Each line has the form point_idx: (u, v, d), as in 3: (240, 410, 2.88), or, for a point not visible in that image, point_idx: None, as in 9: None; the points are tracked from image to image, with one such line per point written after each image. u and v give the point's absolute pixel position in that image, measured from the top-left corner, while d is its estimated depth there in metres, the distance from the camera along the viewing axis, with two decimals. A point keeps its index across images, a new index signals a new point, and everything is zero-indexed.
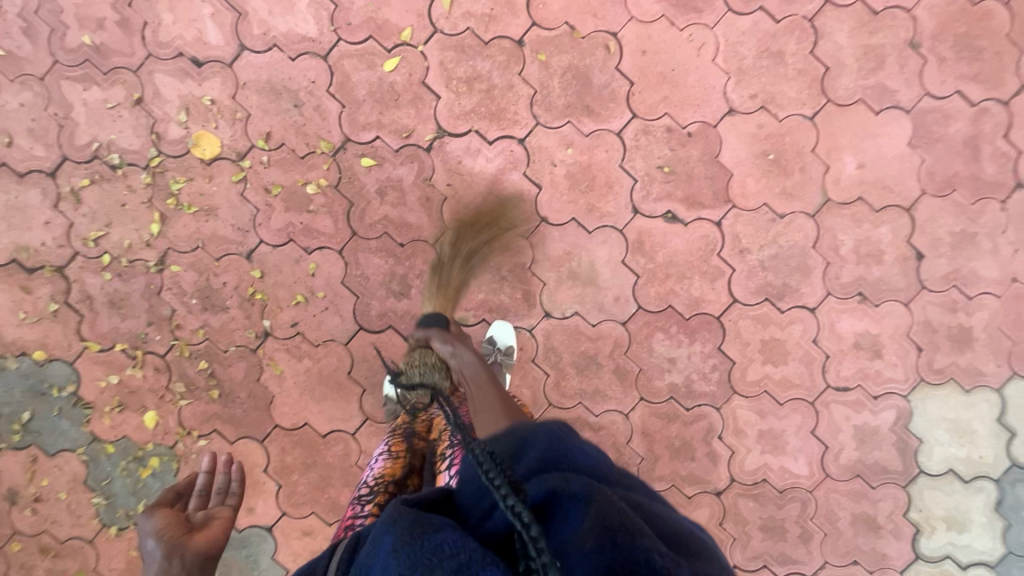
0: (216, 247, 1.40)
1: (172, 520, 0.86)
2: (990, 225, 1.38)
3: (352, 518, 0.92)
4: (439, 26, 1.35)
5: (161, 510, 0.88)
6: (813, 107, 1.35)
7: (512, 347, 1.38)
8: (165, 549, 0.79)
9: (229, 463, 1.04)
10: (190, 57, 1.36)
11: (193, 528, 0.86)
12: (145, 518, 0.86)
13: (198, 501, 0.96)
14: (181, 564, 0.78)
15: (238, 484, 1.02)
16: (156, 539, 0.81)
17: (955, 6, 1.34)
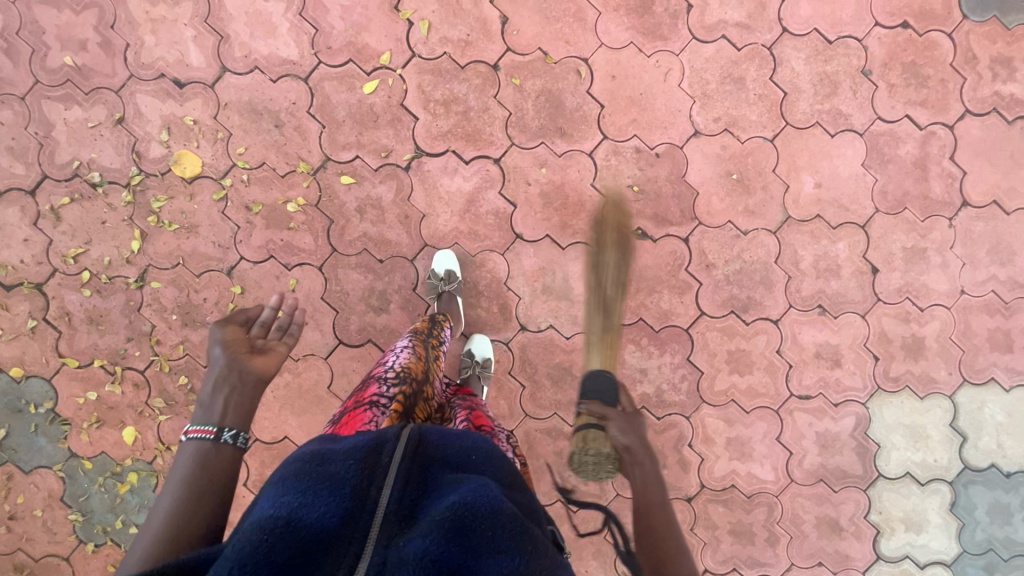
0: (197, 264, 1.43)
1: (241, 336, 0.88)
2: (939, 241, 1.46)
3: (373, 395, 0.90)
4: (417, 51, 1.40)
5: (234, 324, 0.90)
6: (772, 130, 1.43)
7: (489, 360, 1.40)
8: (227, 359, 0.84)
9: (291, 304, 0.96)
10: (172, 78, 1.39)
11: (256, 350, 0.88)
12: (218, 328, 0.89)
13: (255, 326, 0.93)
14: (238, 376, 0.83)
15: (299, 324, 0.95)
16: (222, 349, 0.86)
17: (903, 37, 1.43)
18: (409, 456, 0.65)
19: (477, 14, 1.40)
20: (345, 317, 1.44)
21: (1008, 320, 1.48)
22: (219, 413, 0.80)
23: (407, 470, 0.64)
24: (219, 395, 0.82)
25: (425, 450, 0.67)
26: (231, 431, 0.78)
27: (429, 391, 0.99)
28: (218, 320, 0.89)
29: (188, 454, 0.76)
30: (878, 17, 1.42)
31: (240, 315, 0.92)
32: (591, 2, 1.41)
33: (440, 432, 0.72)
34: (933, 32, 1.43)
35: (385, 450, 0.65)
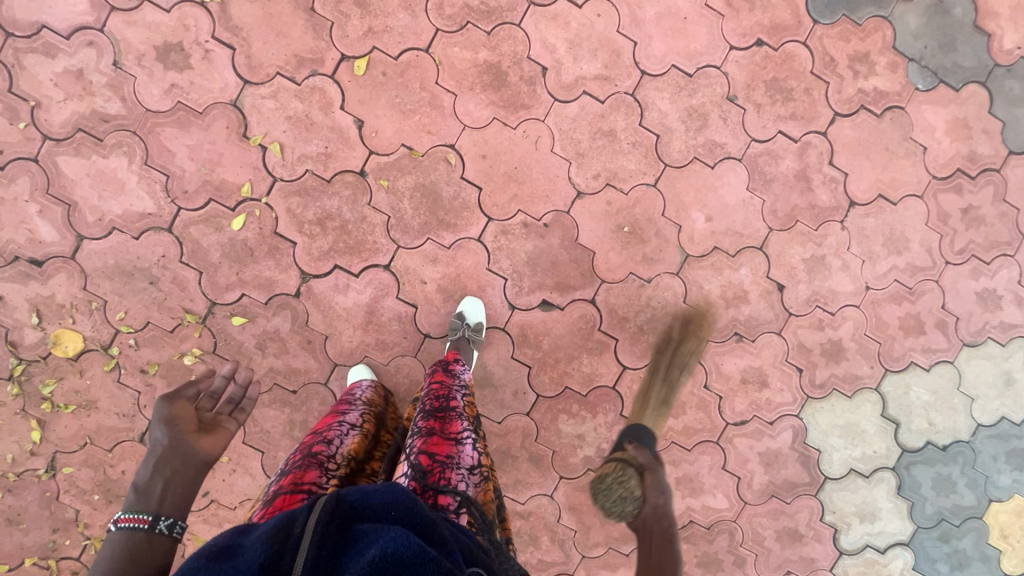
0: (105, 439, 1.37)
1: (189, 414, 0.91)
2: (835, 244, 1.48)
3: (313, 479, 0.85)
4: (278, 174, 1.34)
5: (181, 401, 0.92)
6: (653, 174, 1.42)
7: (481, 324, 1.38)
8: (172, 439, 0.85)
9: (247, 381, 1.03)
10: (28, 259, 1.32)
11: (203, 428, 0.91)
12: (164, 404, 0.90)
13: (208, 402, 0.98)
14: (184, 457, 0.84)
15: (249, 402, 1.03)
16: (166, 429, 0.86)
17: (759, 55, 1.42)
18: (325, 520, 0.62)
19: (330, 123, 1.34)
20: (272, 455, 1.40)
21: (915, 304, 1.52)
22: (157, 499, 0.78)
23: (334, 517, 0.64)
24: (157, 480, 0.81)
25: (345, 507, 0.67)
26: (167, 519, 0.76)
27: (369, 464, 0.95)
28: (163, 397, 0.90)
29: (113, 543, 0.72)
30: (731, 41, 1.42)
31: (189, 392, 0.96)
32: (444, 86, 1.36)
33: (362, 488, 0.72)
34: (788, 44, 1.43)
35: (296, 521, 0.62)
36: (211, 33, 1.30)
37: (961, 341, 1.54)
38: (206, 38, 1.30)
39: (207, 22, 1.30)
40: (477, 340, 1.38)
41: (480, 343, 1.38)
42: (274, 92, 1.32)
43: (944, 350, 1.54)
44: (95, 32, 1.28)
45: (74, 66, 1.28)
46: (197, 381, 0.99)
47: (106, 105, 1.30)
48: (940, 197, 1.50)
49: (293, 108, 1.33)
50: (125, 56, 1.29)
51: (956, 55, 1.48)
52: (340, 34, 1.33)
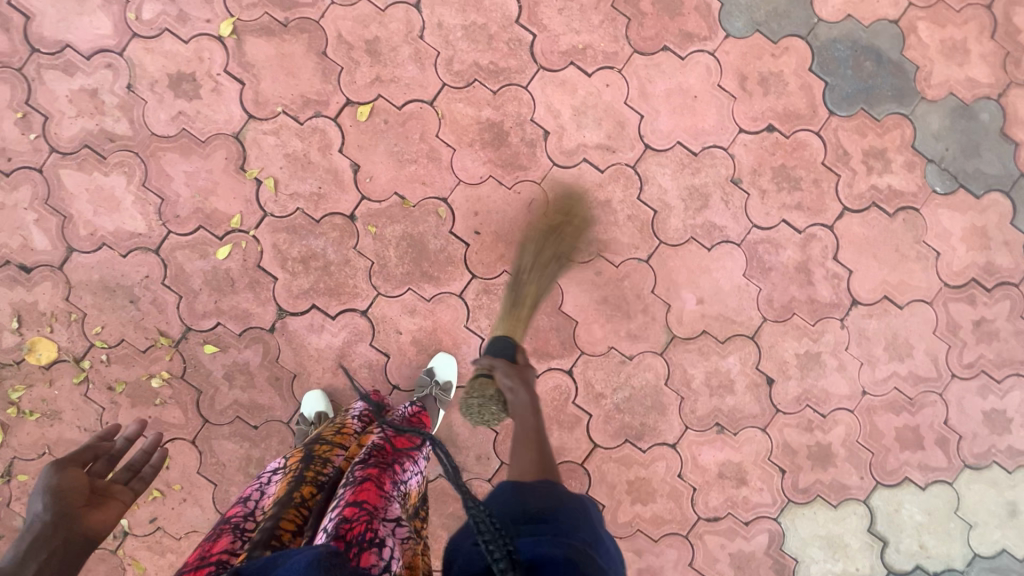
0: (63, 451, 1.36)
1: (82, 483, 0.84)
2: (832, 343, 1.41)
3: (225, 547, 0.74)
4: (268, 209, 1.35)
5: (75, 468, 0.86)
6: (646, 249, 1.38)
7: (450, 382, 1.34)
8: (52, 517, 0.77)
9: (152, 446, 0.98)
10: (18, 265, 1.34)
11: (93, 500, 0.83)
12: (53, 473, 0.83)
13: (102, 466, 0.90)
14: (62, 540, 0.76)
15: (151, 468, 0.96)
16: (49, 503, 0.79)
17: (769, 141, 1.39)
18: None
19: (327, 165, 1.35)
20: (225, 489, 1.37)
21: (915, 415, 1.43)
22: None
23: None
24: (26, 568, 0.72)
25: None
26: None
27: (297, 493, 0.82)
28: (54, 462, 0.84)
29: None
30: (741, 123, 1.38)
31: (86, 457, 0.89)
32: (444, 140, 1.36)
33: (263, 558, 0.64)
34: (800, 132, 1.39)
35: None
36: (224, 67, 1.33)
37: (962, 461, 1.44)
38: (218, 71, 1.33)
39: (222, 56, 1.33)
40: (444, 399, 1.33)
41: (447, 403, 1.34)
42: (276, 129, 1.34)
43: (943, 468, 1.43)
44: (114, 56, 1.32)
45: (90, 85, 1.32)
46: (94, 443, 0.92)
47: (115, 125, 1.33)
48: (951, 305, 1.42)
49: (293, 147, 1.34)
50: (139, 81, 1.33)
51: (980, 161, 1.41)
52: (348, 79, 1.34)
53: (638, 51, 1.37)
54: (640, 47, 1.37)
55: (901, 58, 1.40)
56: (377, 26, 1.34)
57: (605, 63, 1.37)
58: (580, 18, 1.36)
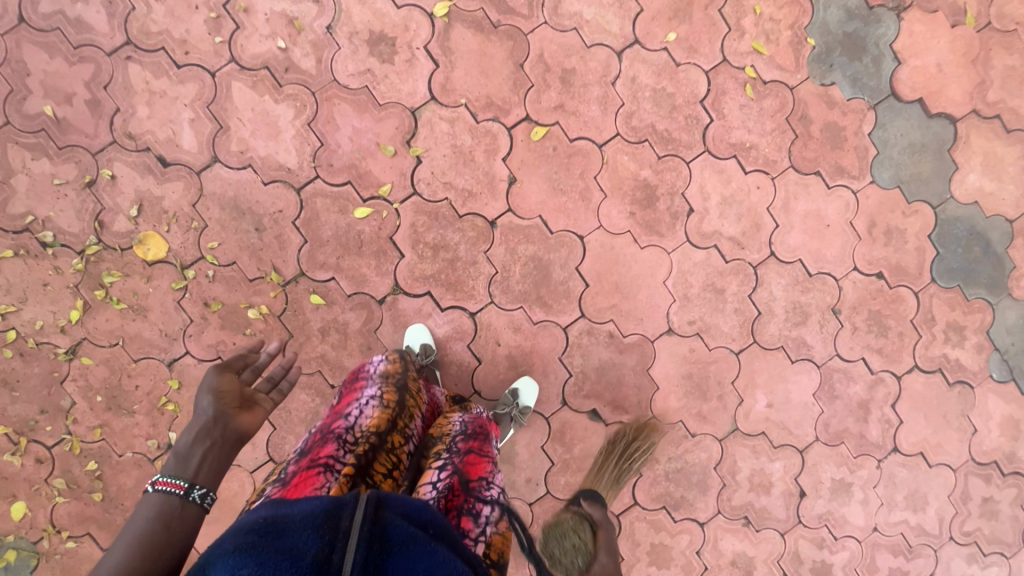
0: (136, 348, 1.35)
1: (234, 388, 0.88)
2: (864, 478, 1.55)
3: (329, 455, 0.83)
4: (419, 189, 1.37)
5: (230, 373, 0.90)
6: (740, 343, 1.48)
7: (529, 408, 1.39)
8: (216, 412, 0.82)
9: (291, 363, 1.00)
10: (157, 156, 1.32)
11: (245, 403, 0.88)
12: (212, 374, 0.88)
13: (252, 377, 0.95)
14: (221, 432, 0.81)
15: (288, 384, 0.98)
16: (211, 400, 0.84)
17: (875, 286, 1.51)
18: (372, 518, 0.59)
19: (487, 168, 1.39)
20: (282, 435, 1.39)
21: (908, 561, 1.58)
22: (194, 468, 0.76)
23: (371, 529, 0.57)
24: (195, 449, 0.78)
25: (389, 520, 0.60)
26: (201, 489, 0.75)
27: (389, 437, 0.91)
28: (215, 366, 0.89)
29: (151, 506, 0.72)
30: (857, 262, 1.50)
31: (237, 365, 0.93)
32: (600, 183, 1.42)
33: (409, 502, 0.64)
34: (902, 287, 1.52)
35: (344, 515, 0.58)
36: (425, 44, 1.35)
37: None
38: (418, 45, 1.35)
39: (427, 33, 1.35)
40: (518, 421, 1.38)
41: (521, 424, 1.39)
42: (453, 118, 1.37)
43: None
44: None
45: (292, 12, 1.32)
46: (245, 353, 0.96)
47: (301, 58, 1.33)
48: (970, 477, 1.58)
49: (462, 141, 1.38)
50: (341, 26, 1.34)
51: None
52: (535, 97, 1.39)
53: (794, 167, 1.47)
54: (798, 164, 1.47)
55: (1004, 253, 1.55)
56: (577, 58, 1.40)
57: (762, 167, 1.46)
58: (756, 119, 1.45)
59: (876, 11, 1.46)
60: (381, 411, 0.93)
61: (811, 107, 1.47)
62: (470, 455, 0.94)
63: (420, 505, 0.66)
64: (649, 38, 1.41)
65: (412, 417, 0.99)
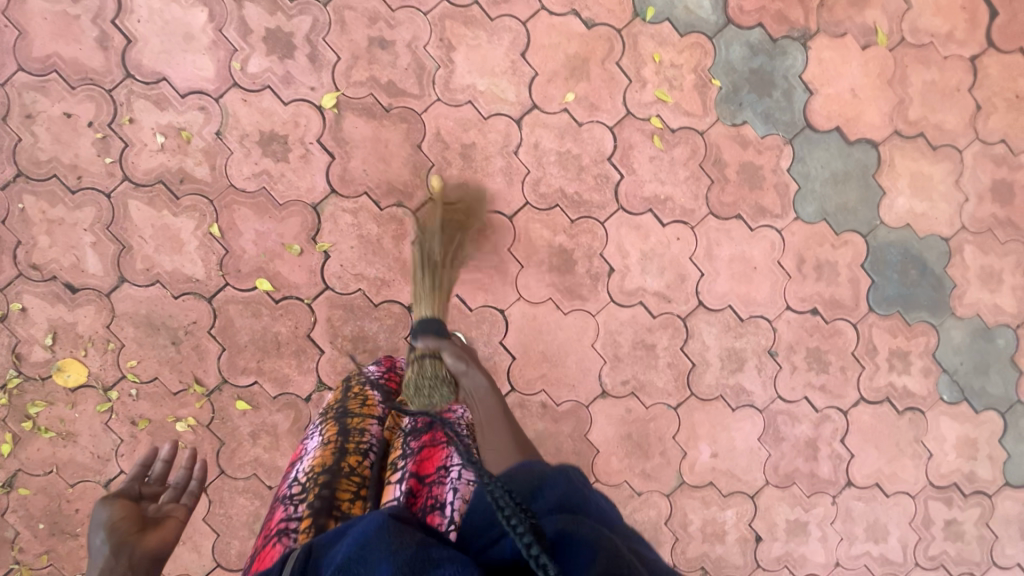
0: (71, 473, 1.36)
1: (130, 512, 0.81)
2: (820, 515, 1.52)
3: (282, 520, 0.81)
4: (331, 283, 1.36)
5: (122, 500, 0.83)
6: (677, 397, 1.46)
7: None
8: (113, 544, 0.75)
9: (192, 459, 0.94)
10: (64, 283, 1.32)
11: (149, 524, 0.81)
12: (100, 509, 0.81)
13: (153, 493, 0.88)
14: (129, 559, 0.74)
15: (197, 482, 0.92)
16: (104, 537, 0.76)
17: (810, 323, 1.48)
18: (292, 566, 0.64)
19: (397, 254, 1.37)
20: (226, 540, 1.39)
21: None
22: None
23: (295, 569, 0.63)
24: None
25: (314, 556, 0.65)
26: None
27: (341, 464, 0.87)
28: (100, 500, 0.81)
29: None
30: (789, 301, 1.47)
31: (132, 490, 0.86)
32: (514, 255, 1.40)
33: (336, 527, 0.69)
34: (839, 321, 1.48)
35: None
36: (318, 138, 1.33)
37: None
38: (311, 140, 1.33)
39: (318, 127, 1.33)
40: None
41: None
42: (356, 208, 1.35)
43: None
44: (210, 99, 1.31)
45: (179, 122, 1.31)
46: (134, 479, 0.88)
47: (194, 167, 1.32)
48: (930, 502, 1.55)
49: (367, 230, 1.36)
50: (230, 131, 1.32)
51: (986, 380, 1.53)
52: (437, 177, 1.36)
53: (713, 213, 1.43)
54: (717, 210, 1.43)
55: (943, 273, 1.50)
56: (475, 132, 1.37)
57: (680, 218, 1.43)
58: (667, 169, 1.42)
59: (781, 42, 1.41)
60: (322, 448, 0.89)
61: (724, 149, 1.43)
62: (422, 453, 0.90)
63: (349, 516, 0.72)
64: (547, 101, 1.38)
65: (370, 428, 0.93)
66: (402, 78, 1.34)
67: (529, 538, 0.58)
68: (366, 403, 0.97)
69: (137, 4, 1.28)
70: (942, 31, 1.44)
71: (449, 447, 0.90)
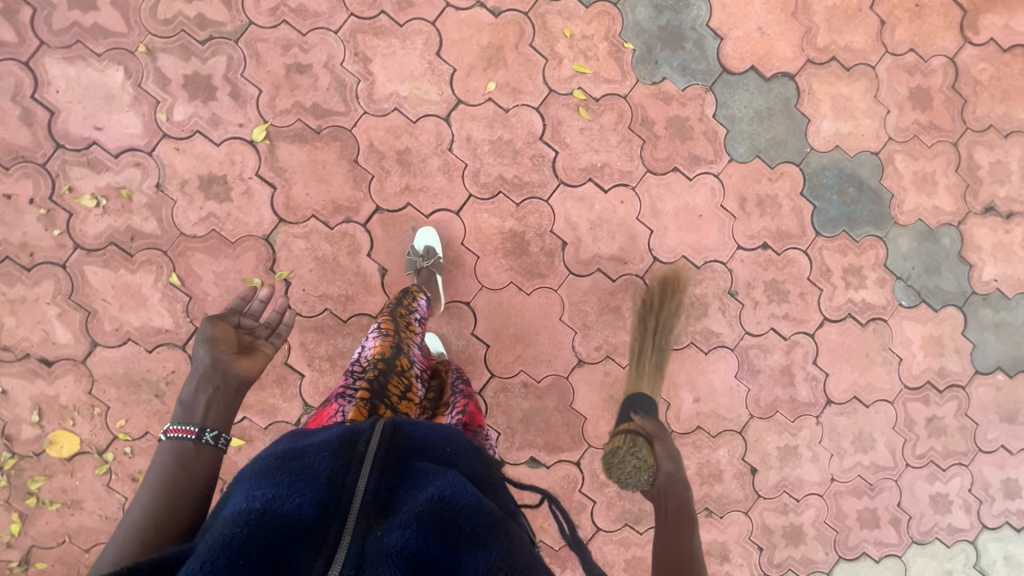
0: (83, 539, 1.39)
1: (228, 335, 0.90)
2: (808, 437, 1.59)
3: (342, 387, 0.92)
4: (297, 309, 1.40)
5: (225, 324, 0.92)
6: (650, 353, 1.51)
7: (443, 353, 1.39)
8: (211, 359, 0.86)
9: (285, 307, 1.00)
10: (39, 358, 1.35)
11: (243, 351, 0.91)
12: (206, 324, 0.90)
13: (249, 324, 0.97)
14: (220, 377, 0.85)
15: (285, 327, 1.00)
16: (207, 349, 0.87)
17: (763, 257, 1.53)
18: (385, 448, 0.63)
19: (355, 268, 1.41)
20: None
21: (874, 499, 1.63)
22: (201, 414, 0.81)
23: (383, 454, 0.62)
24: (199, 397, 0.83)
25: (403, 446, 0.65)
26: (212, 432, 0.79)
27: (399, 361, 1.00)
28: (208, 317, 0.91)
29: (166, 452, 0.77)
30: (740, 241, 1.52)
31: (233, 319, 0.95)
32: (468, 247, 1.44)
33: (416, 430, 0.70)
34: (790, 250, 1.54)
35: (360, 440, 0.63)
36: (256, 171, 1.36)
37: (910, 538, 1.65)
38: (250, 175, 1.36)
39: (254, 161, 1.36)
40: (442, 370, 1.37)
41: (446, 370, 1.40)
42: (306, 233, 1.39)
43: (895, 544, 1.64)
44: (143, 154, 1.33)
45: (117, 182, 1.33)
46: (237, 307, 0.98)
47: (142, 223, 1.34)
48: (908, 404, 1.62)
49: (322, 251, 1.39)
50: (169, 181, 1.34)
51: (939, 279, 1.60)
52: (378, 187, 1.39)
53: (650, 171, 1.48)
54: (653, 167, 1.48)
55: (879, 186, 1.56)
56: (407, 137, 1.40)
57: (620, 181, 1.47)
58: (599, 137, 1.46)
59: None
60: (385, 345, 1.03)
61: (650, 108, 1.47)
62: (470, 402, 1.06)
63: (431, 432, 0.73)
64: (470, 94, 1.41)
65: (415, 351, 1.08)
66: (325, 98, 1.37)
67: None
68: (411, 327, 1.14)
69: (52, 75, 1.30)
70: None
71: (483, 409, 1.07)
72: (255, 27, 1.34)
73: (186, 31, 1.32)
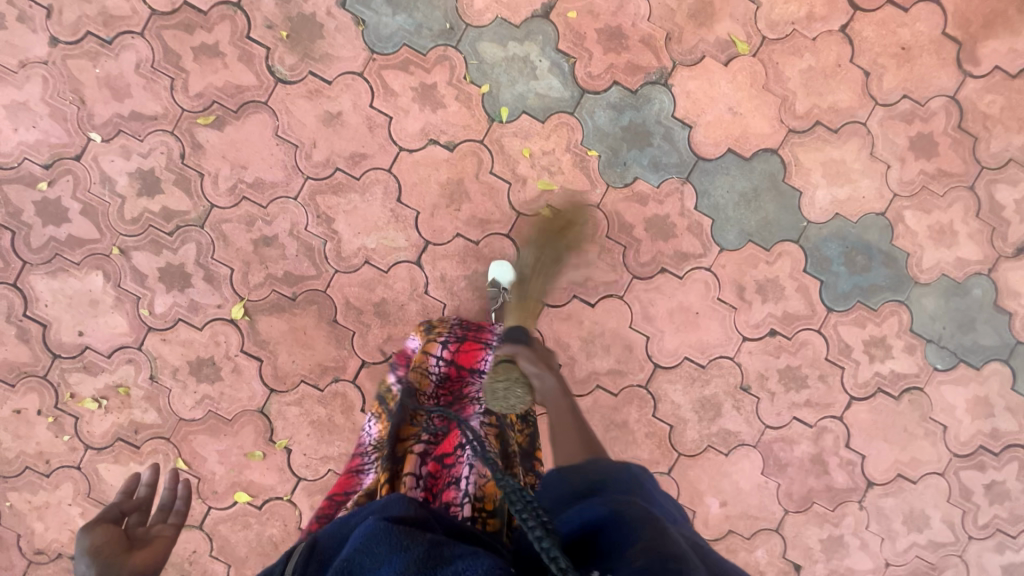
0: None
1: (117, 535, 0.69)
2: (854, 524, 1.47)
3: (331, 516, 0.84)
4: (302, 473, 1.39)
5: (103, 527, 0.69)
6: (666, 462, 1.43)
7: (514, 281, 1.35)
8: None
9: (176, 477, 0.81)
10: (70, 556, 1.38)
11: (134, 548, 0.69)
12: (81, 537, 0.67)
13: (139, 518, 0.75)
14: None
15: (189, 500, 0.81)
16: (88, 565, 0.64)
17: (773, 345, 1.42)
18: (301, 561, 0.60)
19: (351, 425, 1.39)
20: None
21: None
22: None
23: (300, 568, 0.59)
24: None
25: (320, 543, 0.63)
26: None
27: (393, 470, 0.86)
28: (82, 523, 0.68)
29: None
30: (744, 331, 1.42)
31: (113, 513, 0.72)
32: None
33: (338, 521, 0.68)
34: (802, 332, 1.43)
35: (270, 574, 0.59)
36: (240, 347, 1.37)
37: None
38: (236, 352, 1.37)
39: (237, 338, 1.37)
40: (519, 297, 1.34)
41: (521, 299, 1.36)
42: (298, 398, 1.38)
43: None
44: (133, 350, 1.36)
45: (114, 380, 1.36)
46: (119, 500, 0.75)
47: (142, 414, 1.37)
48: (962, 473, 1.47)
49: (317, 413, 1.39)
50: (161, 370, 1.36)
51: (976, 334, 1.45)
52: (361, 342, 1.37)
53: (636, 276, 1.40)
54: (639, 272, 1.40)
55: (892, 248, 1.42)
56: (381, 288, 1.37)
57: (609, 264, 1.40)
58: (577, 252, 1.39)
59: (642, 91, 1.37)
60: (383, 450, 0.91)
61: (625, 212, 1.39)
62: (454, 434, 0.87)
63: (360, 509, 0.69)
64: (438, 234, 1.37)
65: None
66: (295, 265, 1.36)
67: (542, 534, 0.57)
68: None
69: (39, 291, 1.34)
70: (801, 15, 1.38)
71: (467, 419, 0.90)
72: (216, 209, 1.34)
73: (153, 225, 1.34)
